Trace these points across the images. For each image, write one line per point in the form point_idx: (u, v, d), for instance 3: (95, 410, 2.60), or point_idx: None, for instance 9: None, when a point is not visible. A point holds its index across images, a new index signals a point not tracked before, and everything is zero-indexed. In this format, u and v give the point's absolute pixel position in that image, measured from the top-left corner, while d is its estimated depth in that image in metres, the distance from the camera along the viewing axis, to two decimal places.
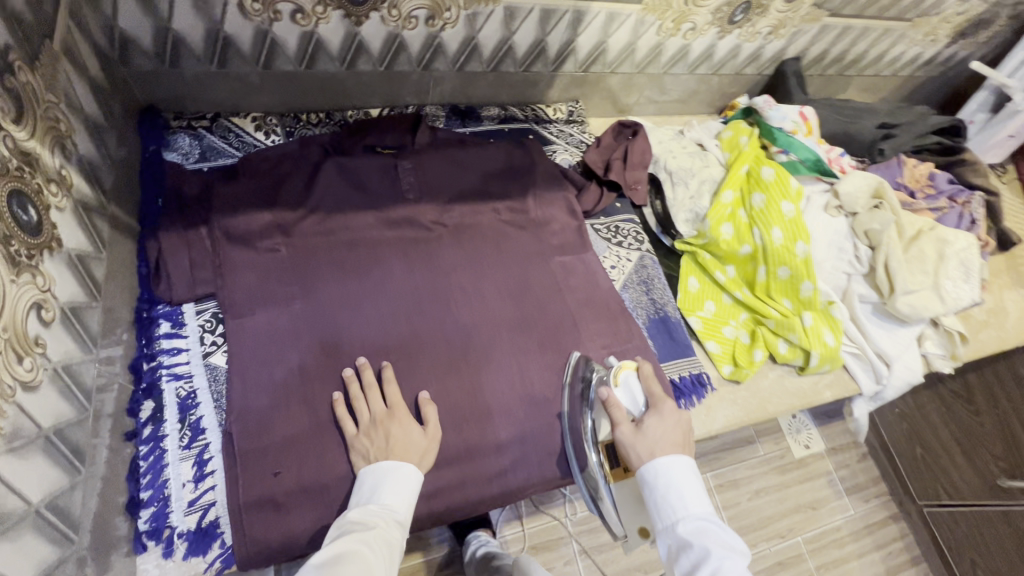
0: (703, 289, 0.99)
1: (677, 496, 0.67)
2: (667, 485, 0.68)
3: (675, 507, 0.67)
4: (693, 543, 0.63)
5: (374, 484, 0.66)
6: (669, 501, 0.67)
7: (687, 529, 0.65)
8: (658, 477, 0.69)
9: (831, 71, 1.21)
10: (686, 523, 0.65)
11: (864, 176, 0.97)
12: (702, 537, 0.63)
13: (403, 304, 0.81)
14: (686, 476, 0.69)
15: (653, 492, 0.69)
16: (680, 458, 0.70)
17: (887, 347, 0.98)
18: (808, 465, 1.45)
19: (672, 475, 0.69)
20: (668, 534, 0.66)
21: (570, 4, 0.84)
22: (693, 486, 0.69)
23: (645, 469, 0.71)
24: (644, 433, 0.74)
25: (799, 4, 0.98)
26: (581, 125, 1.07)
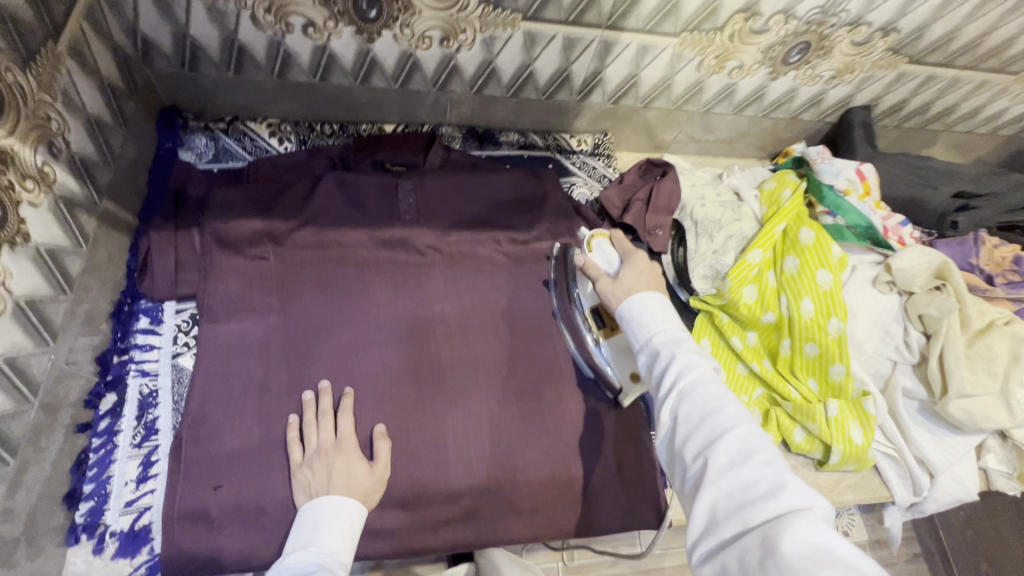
0: (715, 353, 0.88)
1: (649, 315, 0.57)
2: (638, 310, 0.58)
3: (647, 323, 0.57)
4: (664, 349, 0.54)
5: (314, 525, 0.62)
6: (640, 320, 0.57)
7: (660, 340, 0.56)
8: (630, 307, 0.59)
9: (910, 124, 1.06)
10: (659, 333, 0.56)
11: (924, 252, 0.83)
12: (675, 345, 0.54)
13: (379, 330, 0.78)
14: (656, 299, 0.59)
15: (624, 321, 0.59)
16: (653, 291, 0.60)
17: (931, 455, 0.83)
18: None
19: (644, 302, 0.59)
20: (639, 349, 0.57)
21: (597, 33, 0.79)
22: (666, 307, 0.58)
23: (620, 308, 0.61)
24: (620, 279, 0.63)
25: (870, 48, 0.86)
26: (607, 158, 1.00)
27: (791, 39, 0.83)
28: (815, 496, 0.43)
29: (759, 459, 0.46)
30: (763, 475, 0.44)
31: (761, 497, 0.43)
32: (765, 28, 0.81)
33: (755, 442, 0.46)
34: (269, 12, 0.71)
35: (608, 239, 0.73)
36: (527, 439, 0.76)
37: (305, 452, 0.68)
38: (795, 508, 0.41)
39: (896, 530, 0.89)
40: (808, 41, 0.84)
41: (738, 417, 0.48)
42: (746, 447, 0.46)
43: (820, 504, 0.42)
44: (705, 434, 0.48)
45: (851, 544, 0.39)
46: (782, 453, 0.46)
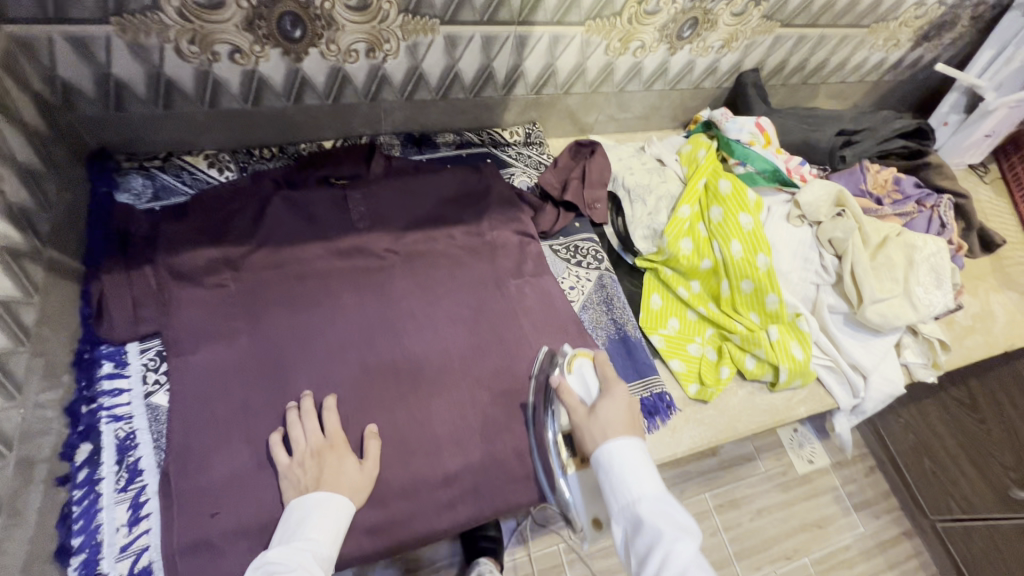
0: (666, 306, 0.96)
1: (631, 477, 0.64)
2: (623, 471, 0.65)
3: (630, 488, 0.63)
4: (649, 523, 0.60)
5: (299, 519, 0.64)
6: (624, 484, 0.64)
7: (645, 509, 0.62)
8: (613, 462, 0.66)
9: (793, 80, 1.20)
10: (642, 504, 0.62)
11: (824, 185, 0.96)
12: (657, 517, 0.60)
13: (353, 336, 0.81)
14: (639, 457, 0.65)
15: (608, 477, 0.66)
16: (634, 442, 0.67)
17: (861, 359, 0.94)
18: (814, 481, 1.44)
19: (628, 459, 0.65)
20: (623, 517, 0.63)
21: (510, 29, 0.85)
22: (647, 470, 0.65)
23: (599, 452, 0.68)
24: (597, 415, 0.72)
25: (747, 17, 0.98)
26: (540, 146, 1.07)
27: (680, 16, 0.94)
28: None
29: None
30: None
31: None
32: (657, 9, 0.90)
33: None
34: (194, 43, 0.72)
35: (589, 361, 0.81)
36: (511, 412, 0.81)
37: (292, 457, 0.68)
38: None
39: (845, 433, 1.00)
40: (695, 17, 0.95)
41: None
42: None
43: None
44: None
45: None
46: None
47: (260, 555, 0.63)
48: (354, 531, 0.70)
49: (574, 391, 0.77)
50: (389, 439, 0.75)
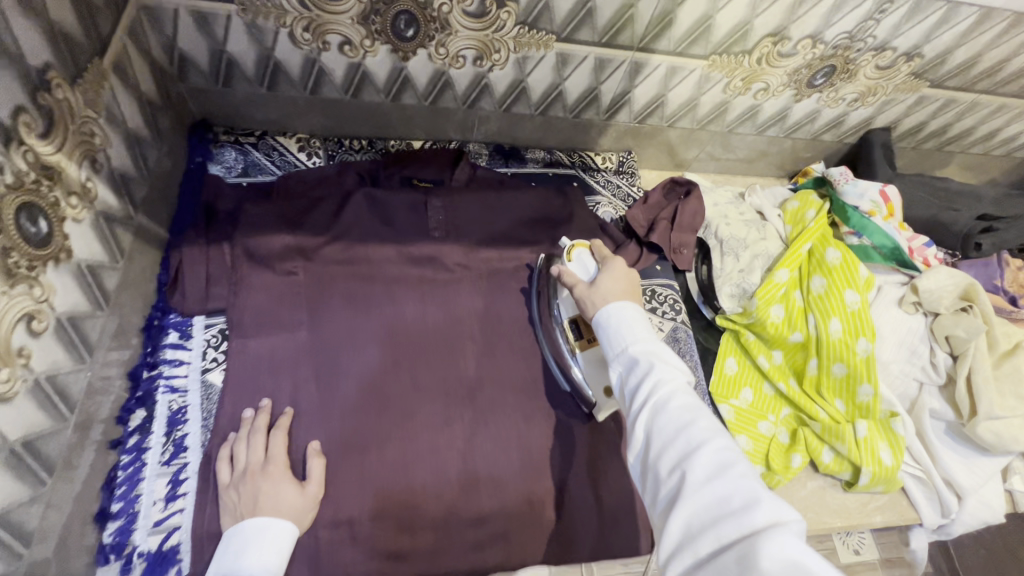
0: (742, 373, 0.88)
1: (626, 325, 0.58)
2: (617, 323, 0.59)
3: (624, 336, 0.57)
4: (642, 359, 0.54)
5: (237, 551, 0.58)
6: (618, 333, 0.58)
7: (638, 350, 0.55)
8: (610, 319, 0.60)
9: (927, 145, 1.07)
10: (637, 345, 0.56)
11: (951, 274, 0.83)
12: (651, 354, 0.54)
13: (410, 347, 0.78)
14: (633, 310, 0.60)
15: (603, 332, 0.60)
16: (629, 303, 0.61)
17: (960, 478, 0.82)
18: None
19: (624, 313, 0.59)
20: (617, 361, 0.57)
21: (628, 54, 0.80)
22: (639, 319, 0.59)
23: (598, 315, 0.62)
24: (597, 286, 0.66)
25: (893, 72, 0.87)
26: (632, 177, 1.01)
27: (817, 62, 0.85)
28: (788, 509, 0.41)
29: (731, 471, 0.44)
30: (738, 488, 0.43)
31: (735, 510, 0.42)
32: (792, 51, 0.82)
33: (730, 457, 0.45)
34: (308, 30, 0.71)
35: (587, 251, 0.75)
36: (557, 459, 0.76)
37: (304, 487, 0.64)
38: (771, 521, 0.40)
39: (922, 551, 0.89)
40: (833, 65, 0.85)
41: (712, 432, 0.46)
42: (720, 467, 0.45)
43: (794, 518, 0.40)
44: (679, 447, 0.47)
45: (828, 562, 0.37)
46: (757, 472, 0.45)
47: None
48: (375, 554, 0.67)
49: (574, 272, 0.72)
50: (425, 464, 0.72)
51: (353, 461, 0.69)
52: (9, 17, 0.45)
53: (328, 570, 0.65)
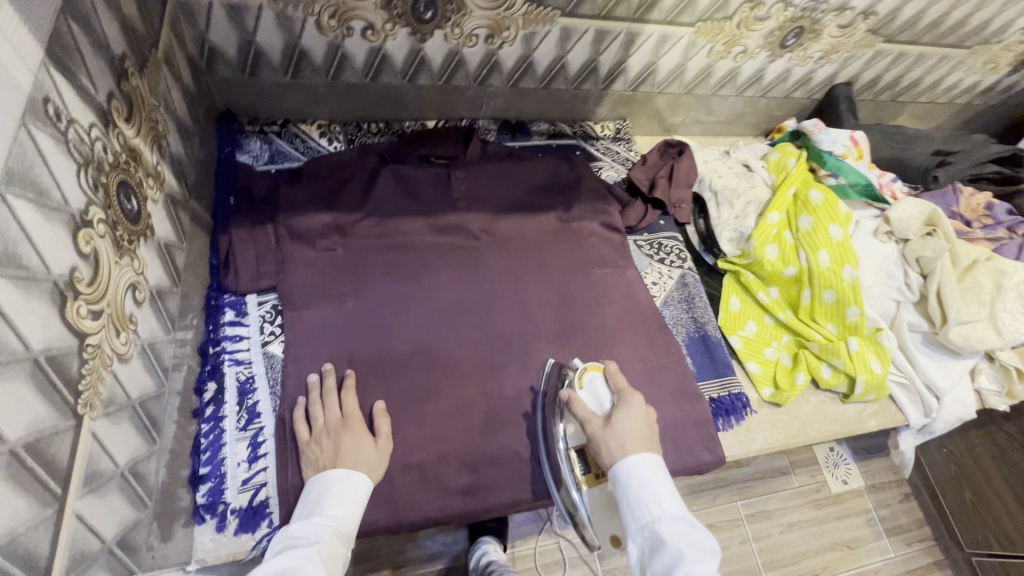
0: (745, 309, 0.98)
1: (652, 494, 0.63)
2: (640, 488, 0.64)
3: (650, 505, 0.63)
4: (669, 542, 0.59)
5: (317, 496, 0.64)
6: (644, 501, 0.63)
7: (665, 529, 0.61)
8: (631, 477, 0.64)
9: (882, 97, 1.19)
10: (662, 523, 0.61)
11: (916, 203, 0.95)
12: (676, 536, 0.59)
13: (450, 309, 0.84)
14: (658, 472, 0.65)
15: (624, 491, 0.64)
16: (652, 456, 0.66)
17: (937, 380, 0.95)
18: (847, 501, 1.31)
19: (645, 471, 0.64)
20: (641, 534, 0.62)
21: (624, 26, 0.87)
22: (667, 486, 0.64)
23: (616, 468, 0.66)
24: (613, 427, 0.69)
25: (852, 30, 0.98)
26: (628, 143, 1.09)
27: (788, 24, 0.95)
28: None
29: None
30: None
31: None
32: (767, 15, 0.92)
33: None
34: (333, 17, 0.76)
35: (600, 377, 0.77)
36: None
37: (378, 441, 0.70)
38: None
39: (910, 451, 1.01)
40: (802, 26, 0.96)
41: None
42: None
43: None
44: None
45: None
46: None
47: (280, 530, 0.62)
48: (445, 491, 0.74)
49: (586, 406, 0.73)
50: (479, 410, 0.78)
51: (414, 412, 0.76)
52: (96, 9, 0.49)
53: (405, 509, 0.71)
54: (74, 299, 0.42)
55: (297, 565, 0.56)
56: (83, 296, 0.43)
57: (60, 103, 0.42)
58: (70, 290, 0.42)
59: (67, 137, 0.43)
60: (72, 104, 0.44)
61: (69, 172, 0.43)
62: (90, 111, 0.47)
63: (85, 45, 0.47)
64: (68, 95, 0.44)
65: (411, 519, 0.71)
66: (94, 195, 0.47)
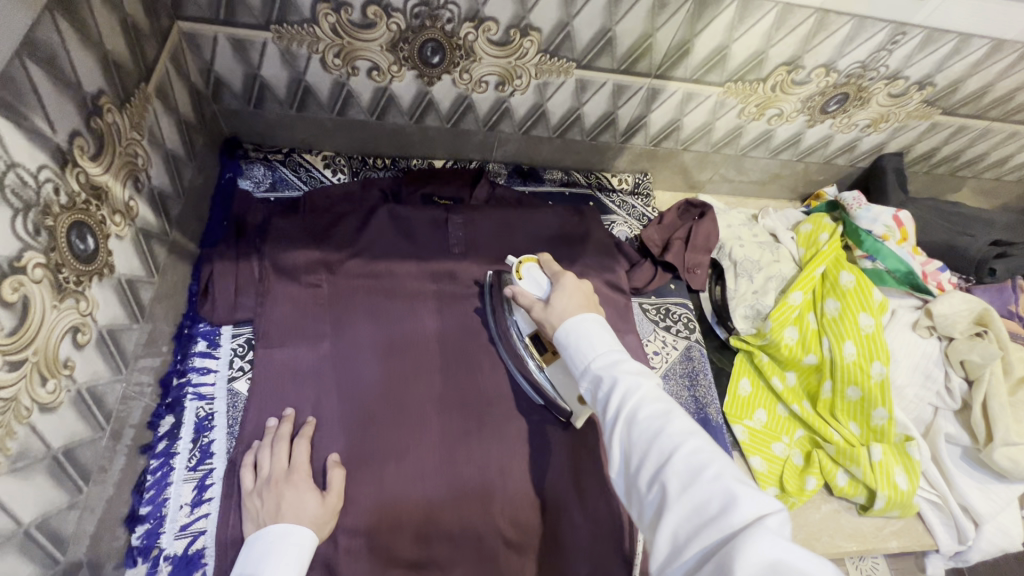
0: (755, 394, 0.88)
1: (586, 341, 0.57)
2: (576, 340, 0.58)
3: (585, 353, 0.56)
4: (605, 375, 0.53)
5: (259, 555, 0.59)
6: (580, 349, 0.57)
7: (601, 366, 0.55)
8: (568, 338, 0.59)
9: (940, 170, 1.08)
10: (598, 362, 0.55)
11: (966, 299, 0.83)
12: (614, 367, 0.54)
13: (429, 361, 0.79)
14: (592, 324, 0.59)
15: (564, 351, 0.59)
16: (586, 316, 0.60)
17: (977, 504, 0.82)
18: None
19: (580, 330, 0.59)
20: (583, 379, 0.56)
21: (645, 81, 0.82)
22: (601, 333, 0.58)
23: (557, 333, 0.61)
24: (551, 305, 0.65)
25: (905, 100, 0.89)
26: (646, 198, 1.03)
27: (830, 89, 0.87)
28: (766, 499, 0.41)
29: (704, 475, 0.43)
30: (711, 491, 0.42)
31: (712, 508, 0.41)
32: (806, 79, 0.84)
33: (700, 456, 0.44)
34: (338, 56, 0.74)
35: (536, 266, 0.75)
36: (570, 481, 0.75)
37: (325, 497, 0.65)
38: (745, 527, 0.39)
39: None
40: (846, 92, 0.87)
41: (680, 437, 0.46)
42: (696, 462, 0.44)
43: (768, 506, 0.40)
44: (652, 457, 0.46)
45: (806, 551, 0.37)
46: (729, 465, 0.44)
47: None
48: (393, 564, 0.68)
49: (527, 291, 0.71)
50: (442, 477, 0.72)
51: (371, 473, 0.71)
52: (69, 49, 0.48)
53: None
54: None
55: None
56: None
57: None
58: None
59: (3, 182, 0.41)
60: (16, 148, 0.43)
61: (1, 219, 0.41)
62: (41, 152, 0.45)
63: (47, 85, 0.46)
64: (13, 140, 0.42)
65: None
66: (35, 239, 0.45)
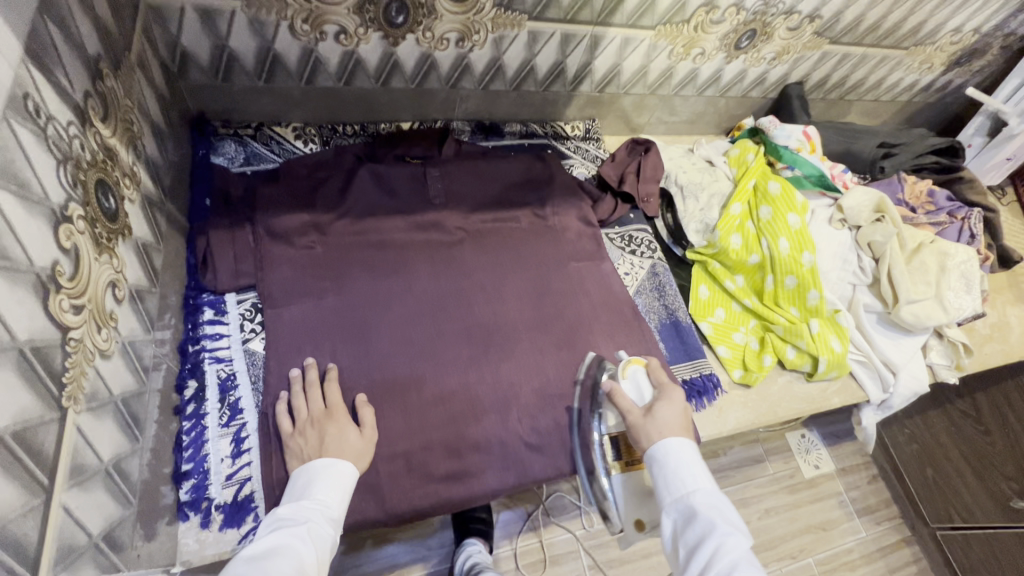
0: (713, 296, 1.02)
1: (684, 469, 0.62)
2: (674, 463, 0.63)
3: (685, 482, 0.61)
4: (703, 516, 0.58)
5: (304, 483, 0.64)
6: (679, 475, 0.62)
7: (700, 503, 0.59)
8: (668, 456, 0.63)
9: (832, 96, 1.27)
10: (697, 498, 0.60)
11: (866, 192, 1.03)
12: (713, 512, 0.58)
13: (432, 301, 0.86)
14: (691, 452, 0.64)
15: (660, 468, 0.63)
16: (688, 442, 0.65)
17: (893, 356, 1.00)
18: (820, 486, 1.34)
19: (680, 454, 0.63)
20: (673, 509, 0.61)
21: (589, 29, 0.92)
22: (700, 468, 0.63)
23: (653, 448, 0.65)
24: (653, 416, 0.69)
25: (801, 32, 1.05)
26: (597, 142, 1.13)
27: (741, 27, 1.01)
28: None
29: None
30: None
31: None
32: (722, 18, 0.98)
33: None
34: (307, 22, 0.78)
35: (642, 369, 0.79)
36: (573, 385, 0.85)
37: (362, 429, 0.70)
38: None
39: (871, 427, 1.06)
40: (754, 29, 1.02)
41: None
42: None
43: None
44: None
45: None
46: None
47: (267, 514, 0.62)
48: (429, 478, 0.74)
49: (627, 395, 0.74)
50: (462, 400, 0.79)
51: (398, 403, 0.76)
52: (73, 10, 0.50)
53: (391, 499, 0.72)
54: (57, 293, 0.43)
55: (284, 542, 0.56)
56: (65, 290, 0.44)
57: (38, 99, 0.43)
58: (52, 284, 0.43)
59: (46, 132, 0.44)
60: (50, 101, 0.45)
61: (48, 167, 0.44)
62: (67, 108, 0.47)
63: (62, 43, 0.47)
64: (46, 93, 0.44)
65: (398, 510, 0.72)
66: (73, 192, 0.47)
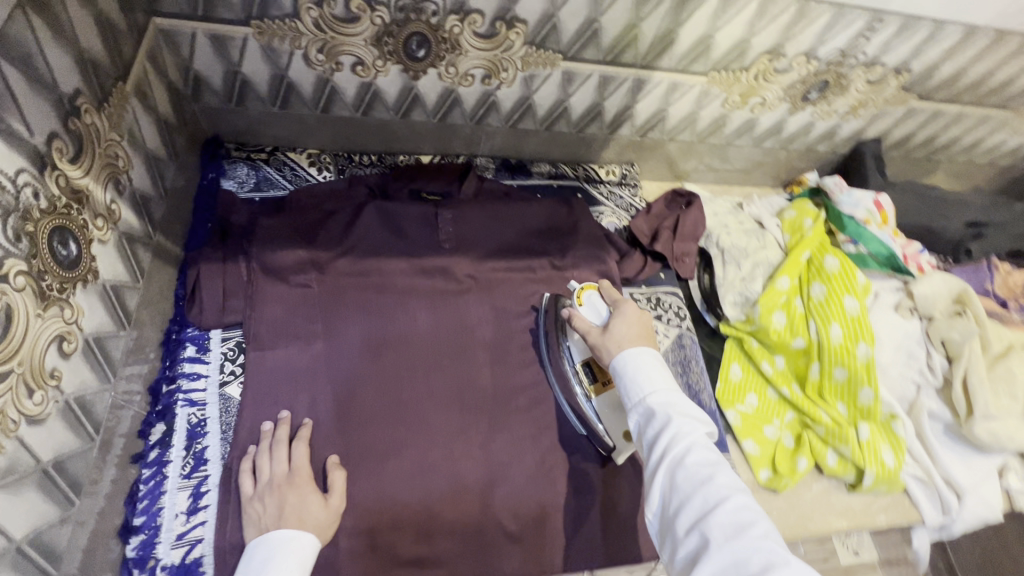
0: (746, 378, 0.90)
1: (642, 372, 0.58)
2: (633, 369, 0.59)
3: (641, 385, 0.57)
4: (662, 413, 0.54)
5: (262, 560, 0.58)
6: (636, 381, 0.58)
7: (658, 402, 0.56)
8: (626, 367, 0.59)
9: (916, 154, 1.10)
10: (655, 397, 0.56)
11: (945, 278, 0.88)
12: (671, 408, 0.55)
13: (426, 356, 0.78)
14: (651, 358, 0.59)
15: (620, 379, 0.60)
16: (648, 350, 0.61)
17: (958, 476, 0.85)
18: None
19: (639, 362, 0.59)
20: (633, 410, 0.57)
21: (631, 71, 0.83)
22: (659, 366, 0.59)
23: (611, 361, 0.62)
24: (609, 331, 0.66)
25: (883, 86, 0.92)
26: (634, 188, 1.03)
27: (811, 77, 0.89)
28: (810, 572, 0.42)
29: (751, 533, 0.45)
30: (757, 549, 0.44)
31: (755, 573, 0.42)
32: (787, 67, 0.86)
33: (747, 515, 0.46)
34: (322, 52, 0.73)
35: (596, 293, 0.76)
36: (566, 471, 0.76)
37: (328, 498, 0.65)
38: None
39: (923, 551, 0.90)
40: (826, 80, 0.89)
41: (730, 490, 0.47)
42: (737, 520, 0.46)
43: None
44: (696, 506, 0.48)
45: None
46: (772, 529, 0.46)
47: None
48: (394, 561, 0.68)
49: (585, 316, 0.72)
50: (443, 476, 0.72)
51: (371, 472, 0.70)
52: (44, 46, 0.46)
53: None
54: None
55: None
56: None
57: None
58: None
59: None
60: None
61: None
62: (21, 156, 0.44)
63: (22, 85, 0.44)
64: None
65: None
66: (16, 246, 0.44)
